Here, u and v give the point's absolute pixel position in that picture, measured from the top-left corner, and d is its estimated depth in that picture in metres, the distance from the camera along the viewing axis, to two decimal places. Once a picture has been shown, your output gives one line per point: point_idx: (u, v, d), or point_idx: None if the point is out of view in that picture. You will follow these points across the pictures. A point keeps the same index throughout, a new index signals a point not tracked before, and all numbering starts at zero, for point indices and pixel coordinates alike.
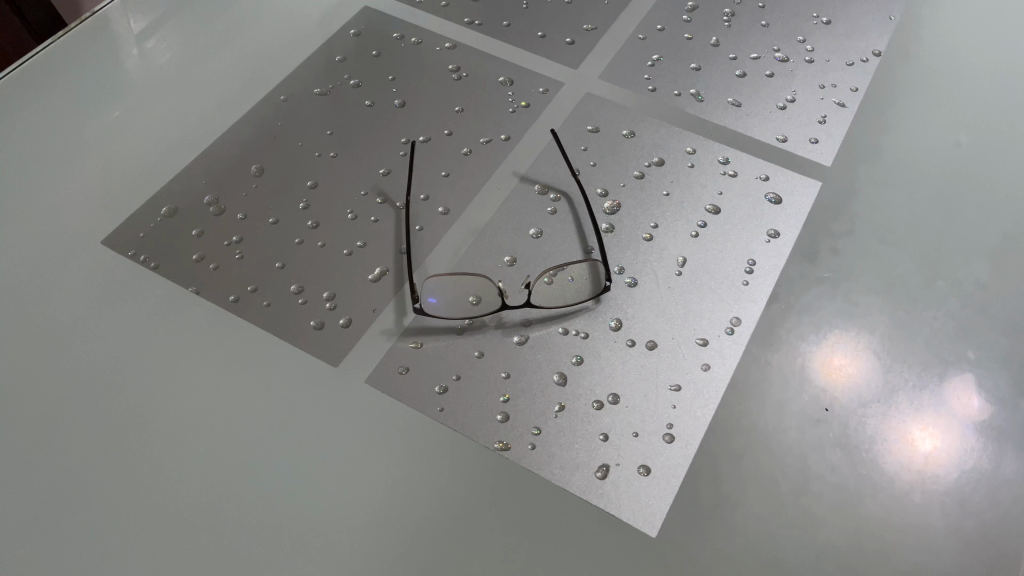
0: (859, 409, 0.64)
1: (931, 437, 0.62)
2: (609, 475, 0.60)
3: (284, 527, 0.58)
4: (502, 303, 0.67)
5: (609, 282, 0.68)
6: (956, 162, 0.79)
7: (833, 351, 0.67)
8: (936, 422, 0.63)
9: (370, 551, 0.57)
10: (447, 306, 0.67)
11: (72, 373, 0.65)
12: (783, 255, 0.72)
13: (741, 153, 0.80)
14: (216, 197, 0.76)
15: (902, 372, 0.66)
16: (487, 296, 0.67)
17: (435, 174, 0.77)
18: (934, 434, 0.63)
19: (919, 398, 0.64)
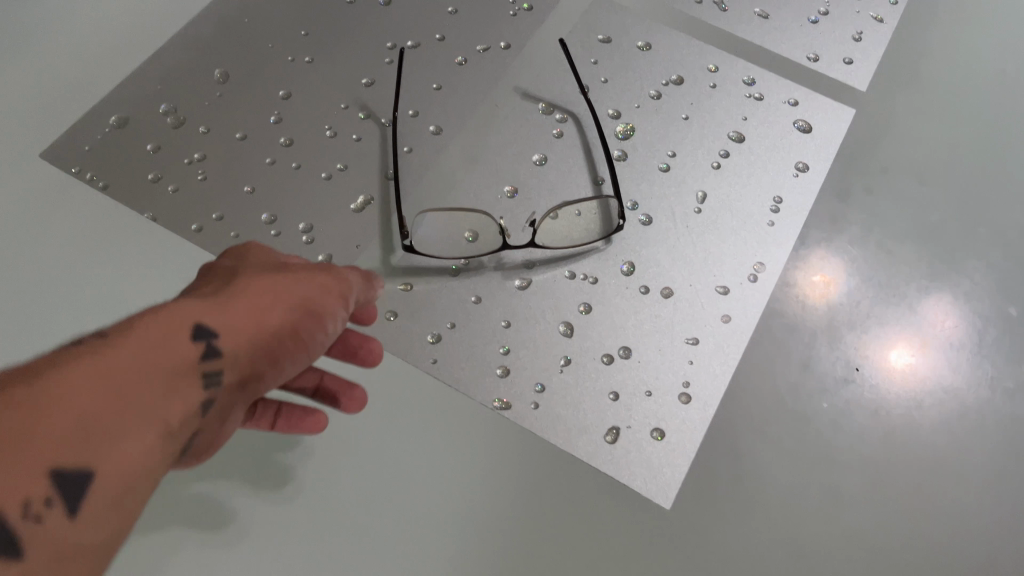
0: (844, 336, 0.59)
1: (916, 366, 0.59)
2: (620, 439, 0.54)
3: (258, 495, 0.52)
4: (502, 243, 0.59)
5: (622, 221, 0.61)
6: (1001, 92, 0.71)
7: (822, 275, 0.62)
8: (922, 351, 0.59)
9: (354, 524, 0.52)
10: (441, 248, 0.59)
11: (13, 313, 0.57)
12: (812, 193, 0.65)
13: (768, 73, 0.71)
14: (174, 106, 0.66)
15: (889, 297, 0.61)
16: (487, 235, 0.60)
17: (426, 87, 0.68)
18: (919, 364, 0.59)
19: (955, 358, 0.59)
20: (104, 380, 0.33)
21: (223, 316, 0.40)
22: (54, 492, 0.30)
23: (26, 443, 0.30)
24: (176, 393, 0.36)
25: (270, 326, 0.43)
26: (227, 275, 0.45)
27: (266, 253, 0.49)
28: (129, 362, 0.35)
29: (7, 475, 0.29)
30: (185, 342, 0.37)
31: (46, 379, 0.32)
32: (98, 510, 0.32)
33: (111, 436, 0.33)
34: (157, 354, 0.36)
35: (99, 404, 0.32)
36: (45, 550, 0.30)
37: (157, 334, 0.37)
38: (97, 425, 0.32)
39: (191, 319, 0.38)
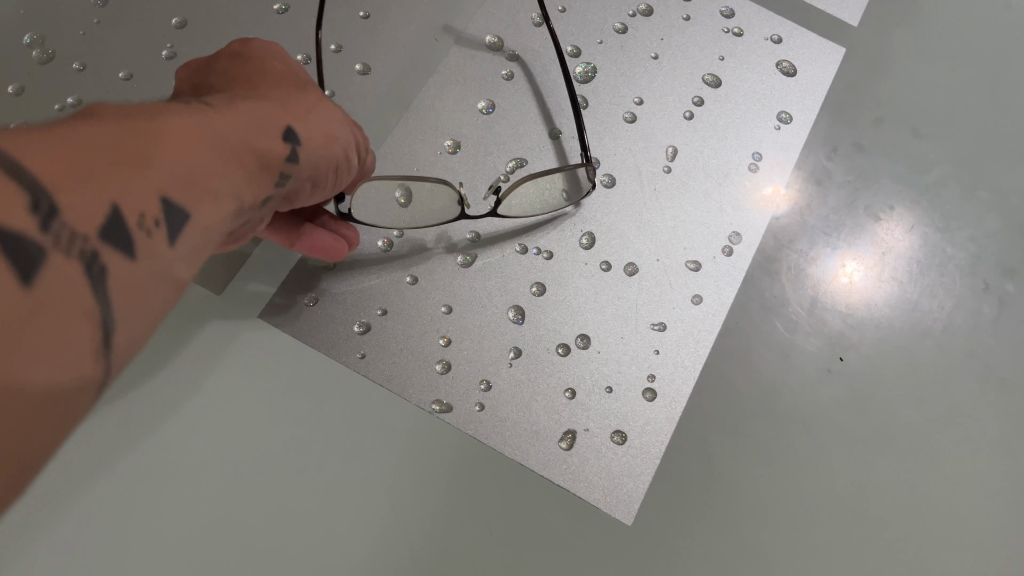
0: (785, 249, 0.54)
1: (858, 273, 0.54)
2: (576, 445, 0.48)
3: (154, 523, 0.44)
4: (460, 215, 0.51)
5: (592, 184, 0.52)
6: (1011, 25, 0.62)
7: (763, 184, 0.56)
8: (865, 255, 0.54)
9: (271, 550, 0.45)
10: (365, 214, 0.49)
11: None
12: (795, 147, 0.58)
13: (750, 3, 0.62)
14: (41, 35, 0.54)
15: (839, 207, 0.56)
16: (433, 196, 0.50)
17: (351, 14, 0.57)
18: (863, 271, 0.54)
19: (895, 262, 0.54)
20: (206, 135, 0.32)
21: (296, 121, 0.39)
22: (158, 221, 0.28)
23: (141, 161, 0.28)
24: (264, 175, 0.36)
25: (336, 140, 0.42)
26: (276, 73, 0.43)
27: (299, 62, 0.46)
28: (223, 131, 0.33)
29: (130, 182, 0.27)
30: (270, 133, 0.37)
31: (152, 118, 0.30)
32: (192, 247, 0.30)
33: (208, 187, 0.31)
34: (248, 134, 0.35)
35: (202, 158, 0.31)
36: (149, 270, 0.28)
37: (253, 118, 0.36)
38: (196, 167, 0.31)
39: (275, 118, 0.38)
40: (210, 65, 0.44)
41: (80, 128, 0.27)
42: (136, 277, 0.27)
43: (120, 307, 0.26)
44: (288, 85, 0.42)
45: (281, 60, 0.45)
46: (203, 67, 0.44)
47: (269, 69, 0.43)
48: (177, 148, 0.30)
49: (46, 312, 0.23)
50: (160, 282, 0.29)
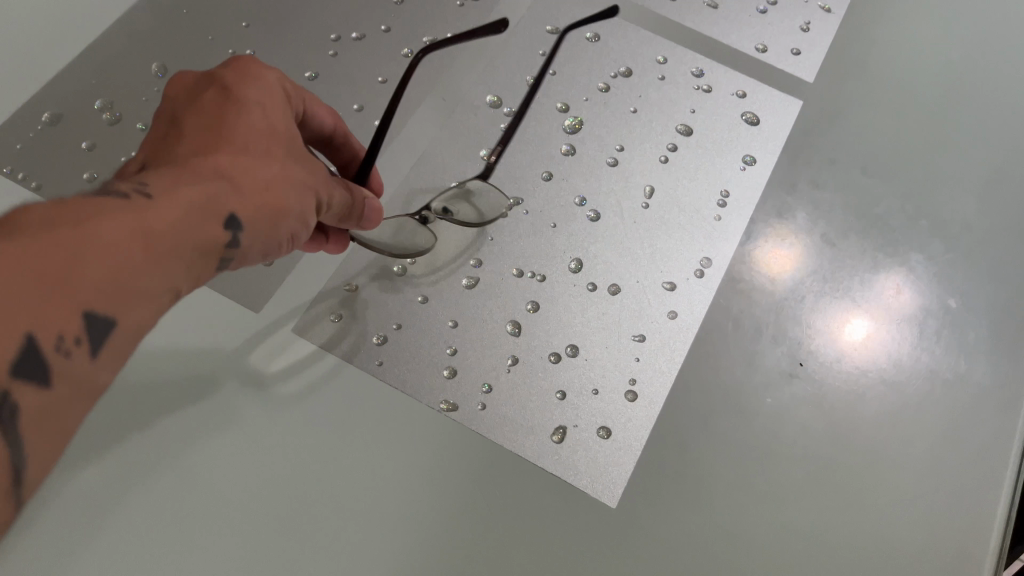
0: (798, 308, 0.61)
1: (867, 333, 0.61)
2: (567, 438, 0.55)
3: (208, 504, 0.51)
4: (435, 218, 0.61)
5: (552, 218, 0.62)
6: (948, 78, 0.71)
7: (775, 250, 0.63)
8: (875, 316, 0.61)
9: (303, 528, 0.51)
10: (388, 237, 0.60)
11: None
12: (758, 186, 0.66)
13: (717, 66, 0.71)
14: (110, 101, 0.64)
15: (844, 271, 0.63)
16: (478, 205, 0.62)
17: (371, 80, 0.67)
18: (872, 332, 0.61)
19: (889, 316, 0.61)
20: (145, 238, 0.33)
21: (250, 202, 0.41)
22: (82, 337, 0.30)
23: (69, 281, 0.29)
24: (203, 264, 0.38)
25: (287, 216, 0.44)
26: (253, 129, 0.44)
27: (280, 110, 0.47)
28: (164, 228, 0.34)
29: (52, 305, 0.29)
30: (216, 220, 0.38)
31: (89, 224, 0.31)
32: (121, 350, 0.32)
33: (140, 293, 0.33)
34: (191, 229, 0.36)
35: (135, 267, 0.32)
36: (69, 387, 0.30)
37: (201, 209, 0.37)
38: (128, 276, 0.32)
39: (228, 202, 0.39)
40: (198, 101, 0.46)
41: (8, 241, 0.28)
42: (50, 402, 0.29)
43: (30, 433, 0.28)
44: (258, 150, 0.43)
45: (261, 110, 0.46)
46: (191, 103, 0.46)
47: (247, 124, 0.44)
48: (109, 263, 0.31)
49: None
50: (81, 392, 0.31)
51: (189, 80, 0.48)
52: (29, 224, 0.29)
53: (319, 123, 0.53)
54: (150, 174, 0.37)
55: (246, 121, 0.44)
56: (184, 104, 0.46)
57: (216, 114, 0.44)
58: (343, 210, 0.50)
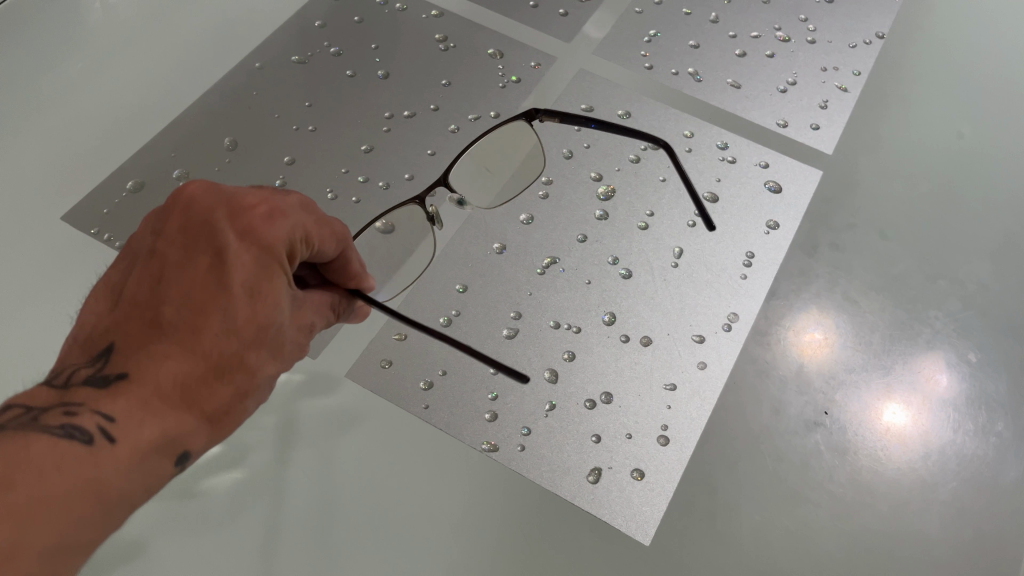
0: (840, 385, 0.64)
1: (909, 416, 0.63)
2: (601, 479, 0.58)
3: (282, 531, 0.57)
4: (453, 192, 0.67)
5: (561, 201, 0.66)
6: (958, 152, 0.76)
7: (812, 331, 0.66)
8: (920, 405, 0.63)
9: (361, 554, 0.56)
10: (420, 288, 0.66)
11: (41, 369, 0.61)
12: (781, 249, 0.69)
13: (741, 139, 0.75)
14: (187, 171, 0.71)
15: (881, 352, 0.65)
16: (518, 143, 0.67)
17: (421, 153, 0.73)
18: (914, 414, 0.63)
19: (932, 404, 0.63)
20: (84, 507, 0.36)
21: (208, 429, 0.41)
22: None
23: None
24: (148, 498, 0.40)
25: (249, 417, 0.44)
26: (238, 335, 0.41)
27: (279, 294, 0.43)
28: (106, 483, 0.37)
29: None
30: (165, 459, 0.40)
31: (30, 506, 0.34)
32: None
33: (76, 557, 0.36)
34: (136, 482, 0.38)
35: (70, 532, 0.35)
36: None
37: (151, 458, 0.39)
38: (64, 551, 0.35)
39: (184, 439, 0.40)
40: (190, 264, 0.42)
41: None
42: None
43: None
44: (237, 361, 0.41)
45: (252, 301, 0.42)
46: (182, 261, 0.42)
47: (234, 322, 0.41)
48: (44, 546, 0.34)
49: None
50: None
51: (194, 208, 0.43)
52: None
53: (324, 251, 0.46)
54: (115, 398, 0.39)
55: (231, 324, 0.41)
56: (177, 256, 0.42)
57: (201, 300, 0.41)
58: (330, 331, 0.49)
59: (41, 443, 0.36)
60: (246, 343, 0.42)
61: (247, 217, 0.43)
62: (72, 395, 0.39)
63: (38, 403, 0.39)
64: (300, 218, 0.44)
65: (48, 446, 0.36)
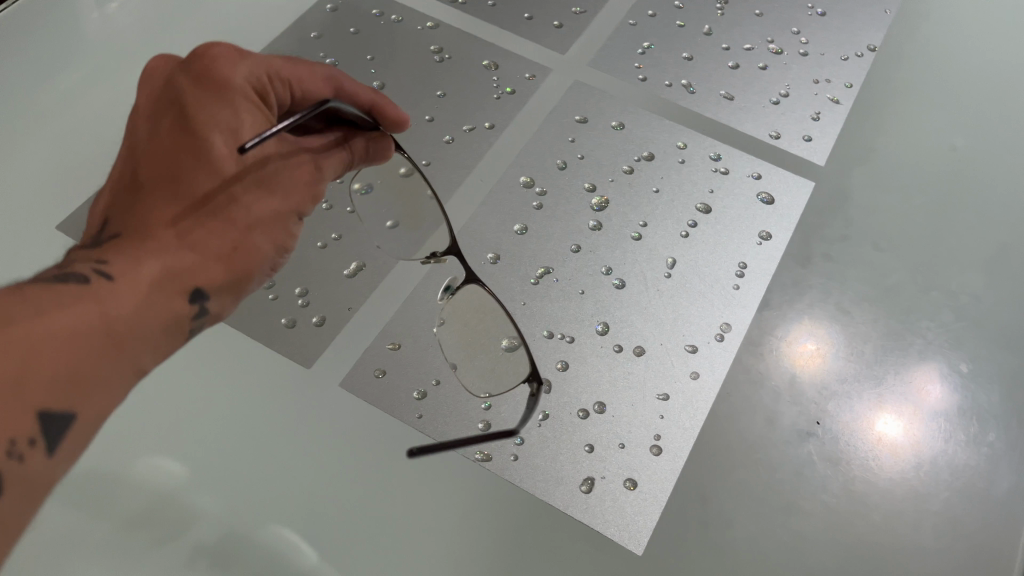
0: (830, 394, 0.64)
1: (898, 426, 0.63)
2: (595, 489, 0.58)
3: (277, 539, 0.57)
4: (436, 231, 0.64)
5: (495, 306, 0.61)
6: (949, 165, 0.77)
7: (803, 342, 0.66)
8: (909, 414, 0.63)
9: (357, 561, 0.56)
10: (415, 298, 0.66)
11: None
12: (774, 259, 0.70)
13: (733, 150, 0.76)
14: None
15: (869, 361, 0.66)
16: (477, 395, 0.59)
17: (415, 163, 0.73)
18: (904, 423, 0.63)
19: (923, 415, 0.63)
20: (95, 336, 0.42)
21: (210, 263, 0.49)
22: (37, 434, 0.37)
23: (23, 391, 0.37)
24: (171, 334, 0.47)
25: (260, 253, 0.53)
26: (221, 168, 0.49)
27: (254, 123, 0.50)
28: (114, 316, 0.43)
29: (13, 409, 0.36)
30: (176, 294, 0.47)
31: (39, 331, 0.39)
32: (85, 439, 0.40)
33: (96, 381, 0.41)
34: (147, 311, 0.45)
35: (89, 353, 0.41)
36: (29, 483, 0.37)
37: (159, 289, 0.46)
38: (83, 377, 0.40)
39: (189, 275, 0.48)
40: (161, 121, 0.49)
41: None
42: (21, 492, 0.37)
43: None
44: (225, 196, 0.49)
45: (228, 133, 0.49)
46: (154, 123, 0.50)
47: (215, 158, 0.49)
48: (61, 369, 0.39)
49: None
50: (38, 492, 0.38)
51: (152, 84, 0.52)
52: None
53: (312, 92, 0.54)
54: (114, 250, 0.46)
55: (213, 157, 0.48)
56: (148, 121, 0.50)
57: (175, 145, 0.49)
58: (343, 162, 0.56)
59: (47, 286, 0.42)
60: (229, 173, 0.49)
61: (205, 61, 0.50)
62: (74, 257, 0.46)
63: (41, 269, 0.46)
64: (254, 61, 0.51)
65: (52, 288, 0.42)
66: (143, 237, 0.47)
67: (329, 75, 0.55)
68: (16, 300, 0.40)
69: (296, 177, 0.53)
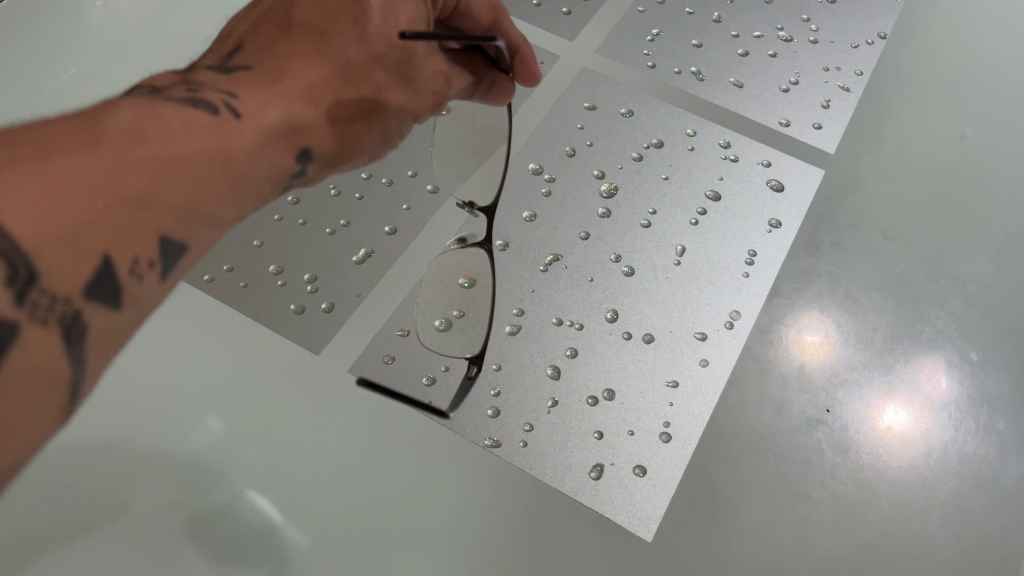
0: (840, 380, 0.64)
1: (909, 413, 0.63)
2: (604, 476, 0.58)
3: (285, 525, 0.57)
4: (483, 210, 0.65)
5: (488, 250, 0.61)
6: (959, 154, 0.76)
7: (813, 329, 0.66)
8: (920, 401, 0.63)
9: (364, 549, 0.56)
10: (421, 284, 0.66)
11: None
12: (783, 247, 0.69)
13: (743, 138, 0.76)
14: None
15: (880, 348, 0.65)
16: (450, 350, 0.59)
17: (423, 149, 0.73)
18: (915, 411, 0.63)
19: (933, 403, 0.63)
20: (217, 171, 0.44)
21: (325, 127, 0.52)
22: (155, 257, 0.39)
23: (140, 216, 0.38)
24: (274, 183, 0.50)
25: (372, 135, 0.57)
26: (369, 41, 0.54)
27: (410, 12, 0.54)
28: (236, 152, 0.45)
29: (130, 236, 0.38)
30: (287, 144, 0.50)
31: (170, 156, 0.41)
32: (184, 269, 0.42)
33: (204, 223, 0.43)
34: (260, 155, 0.47)
35: (213, 188, 0.43)
36: (130, 312, 0.38)
37: (278, 136, 0.49)
38: (197, 209, 0.42)
39: (304, 131, 0.51)
40: None
41: (91, 154, 0.37)
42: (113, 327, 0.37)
43: (89, 356, 0.35)
44: (360, 68, 0.54)
45: (386, 11, 0.54)
46: None
47: (367, 29, 0.54)
48: (179, 195, 0.41)
49: (18, 385, 0.32)
50: (142, 313, 0.40)
51: None
52: (120, 121, 0.40)
53: (474, 16, 0.60)
54: (247, 82, 0.49)
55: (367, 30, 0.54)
56: None
57: (341, 8, 0.53)
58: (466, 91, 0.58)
59: (188, 104, 0.44)
60: (376, 51, 0.54)
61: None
62: (202, 74, 0.49)
63: (169, 81, 0.47)
64: None
65: (184, 109, 0.44)
66: (275, 80, 0.50)
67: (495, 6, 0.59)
68: (149, 118, 0.42)
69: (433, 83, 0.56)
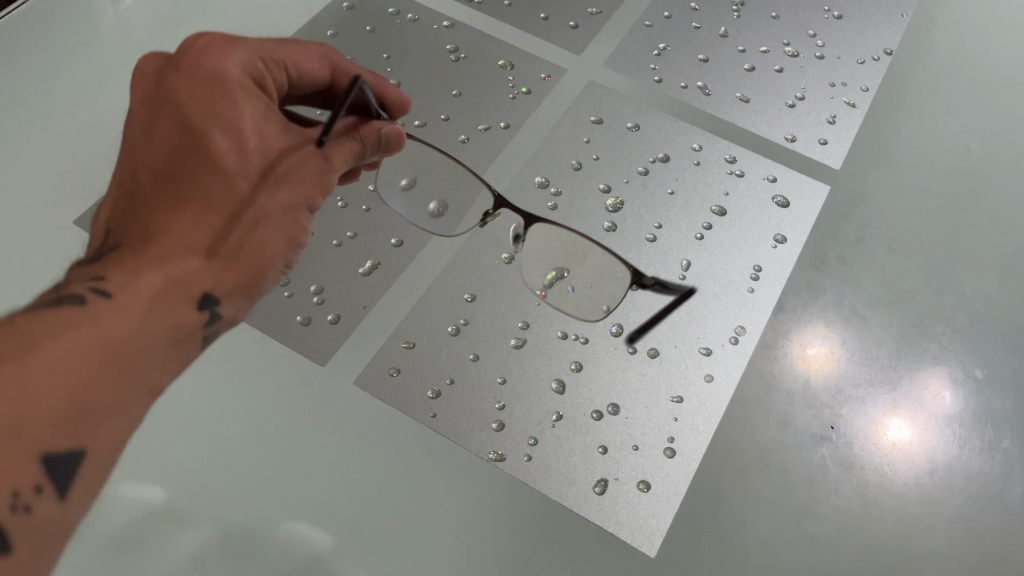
0: (843, 398, 0.64)
1: (912, 431, 0.63)
2: (608, 490, 0.58)
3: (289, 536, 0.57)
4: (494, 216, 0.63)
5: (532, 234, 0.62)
6: (964, 169, 0.76)
7: (817, 346, 0.66)
8: (924, 419, 0.63)
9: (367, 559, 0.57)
10: (426, 297, 0.66)
11: None
12: (789, 262, 0.69)
13: (749, 153, 0.76)
14: None
15: (882, 365, 0.65)
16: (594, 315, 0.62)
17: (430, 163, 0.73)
18: (918, 429, 0.63)
19: (936, 420, 0.63)
20: (94, 363, 0.42)
21: (221, 265, 0.50)
22: (42, 480, 0.39)
23: (16, 443, 0.38)
24: (183, 341, 0.48)
25: (280, 251, 0.54)
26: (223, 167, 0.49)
27: (255, 114, 0.50)
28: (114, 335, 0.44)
29: (12, 468, 0.37)
30: (181, 297, 0.48)
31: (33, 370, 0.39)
32: (96, 467, 0.42)
33: (101, 414, 0.42)
34: (147, 327, 0.46)
35: (93, 383, 0.42)
36: (38, 529, 0.39)
37: (161, 298, 0.47)
38: (85, 409, 0.41)
39: (192, 281, 0.49)
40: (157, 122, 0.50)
41: None
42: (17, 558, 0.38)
43: None
44: (226, 194, 0.49)
45: (228, 128, 0.49)
46: (151, 119, 0.51)
47: (215, 155, 0.49)
48: (58, 403, 0.40)
49: None
50: (63, 523, 0.40)
51: (144, 74, 0.53)
52: None
53: (311, 74, 0.55)
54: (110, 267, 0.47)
55: (214, 156, 0.49)
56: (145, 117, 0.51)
57: (177, 146, 0.49)
58: (354, 153, 0.55)
59: (45, 312, 0.43)
60: (232, 169, 0.49)
61: (196, 57, 0.51)
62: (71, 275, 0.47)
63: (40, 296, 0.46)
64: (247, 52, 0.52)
65: (47, 315, 0.42)
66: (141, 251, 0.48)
67: (324, 54, 0.56)
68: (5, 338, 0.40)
69: (304, 168, 0.52)
